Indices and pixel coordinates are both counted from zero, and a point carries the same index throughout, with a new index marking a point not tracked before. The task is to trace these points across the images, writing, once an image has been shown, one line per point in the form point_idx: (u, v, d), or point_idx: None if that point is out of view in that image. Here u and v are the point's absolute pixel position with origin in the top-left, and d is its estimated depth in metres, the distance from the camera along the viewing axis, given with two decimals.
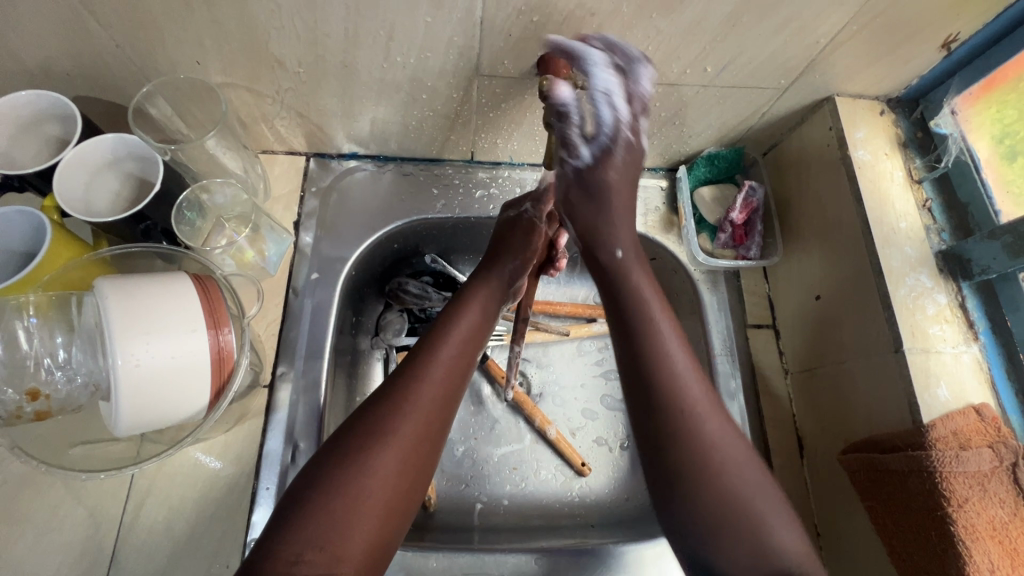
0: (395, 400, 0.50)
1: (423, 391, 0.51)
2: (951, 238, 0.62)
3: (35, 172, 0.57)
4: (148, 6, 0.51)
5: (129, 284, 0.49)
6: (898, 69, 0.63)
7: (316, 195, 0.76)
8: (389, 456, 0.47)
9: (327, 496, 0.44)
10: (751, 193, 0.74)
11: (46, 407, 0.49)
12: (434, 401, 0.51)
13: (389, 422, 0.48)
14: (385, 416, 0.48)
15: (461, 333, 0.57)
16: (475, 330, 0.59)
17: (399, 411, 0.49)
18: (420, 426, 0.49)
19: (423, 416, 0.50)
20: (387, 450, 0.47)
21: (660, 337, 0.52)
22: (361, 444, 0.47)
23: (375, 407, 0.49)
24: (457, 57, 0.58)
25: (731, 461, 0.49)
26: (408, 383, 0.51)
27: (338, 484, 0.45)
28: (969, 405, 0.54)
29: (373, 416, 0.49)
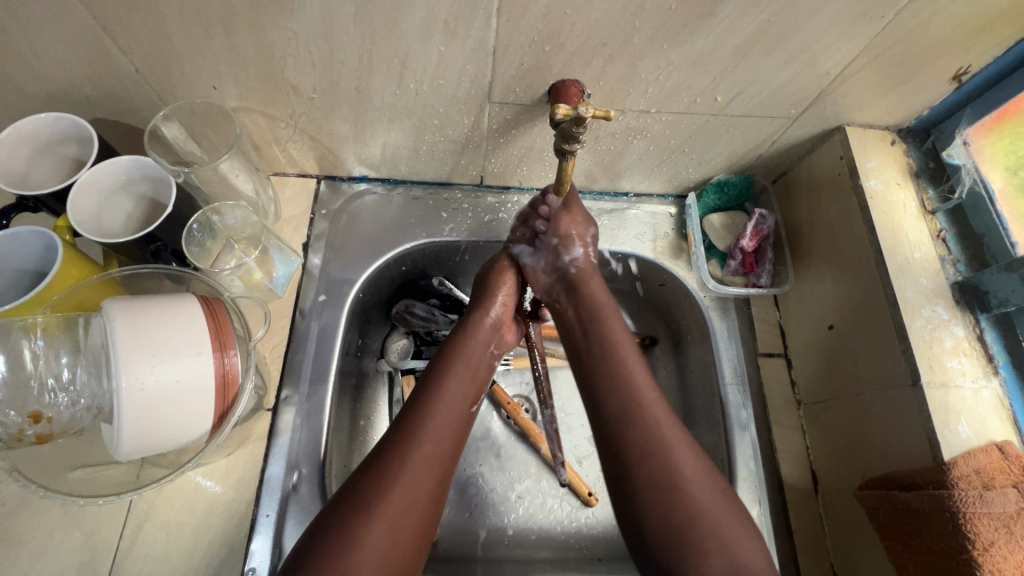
0: (384, 465, 0.49)
1: (413, 456, 0.51)
2: (967, 269, 0.61)
3: (51, 194, 0.57)
4: (169, 32, 0.52)
5: (137, 306, 0.48)
6: (908, 99, 0.63)
7: (326, 218, 0.76)
8: (378, 527, 0.46)
9: (318, 570, 0.44)
10: (762, 220, 0.74)
11: (48, 429, 0.48)
12: (425, 463, 0.51)
13: (381, 490, 0.48)
14: (374, 489, 0.48)
15: (452, 392, 0.57)
16: (467, 387, 0.58)
17: (387, 478, 0.49)
18: (410, 492, 0.49)
19: (414, 483, 0.49)
20: (380, 518, 0.47)
21: (625, 368, 0.56)
22: (352, 516, 0.46)
23: (364, 478, 0.49)
24: (469, 85, 0.59)
25: (698, 497, 0.49)
26: (396, 451, 0.51)
27: (332, 555, 0.44)
28: (991, 442, 0.52)
29: (361, 486, 0.48)
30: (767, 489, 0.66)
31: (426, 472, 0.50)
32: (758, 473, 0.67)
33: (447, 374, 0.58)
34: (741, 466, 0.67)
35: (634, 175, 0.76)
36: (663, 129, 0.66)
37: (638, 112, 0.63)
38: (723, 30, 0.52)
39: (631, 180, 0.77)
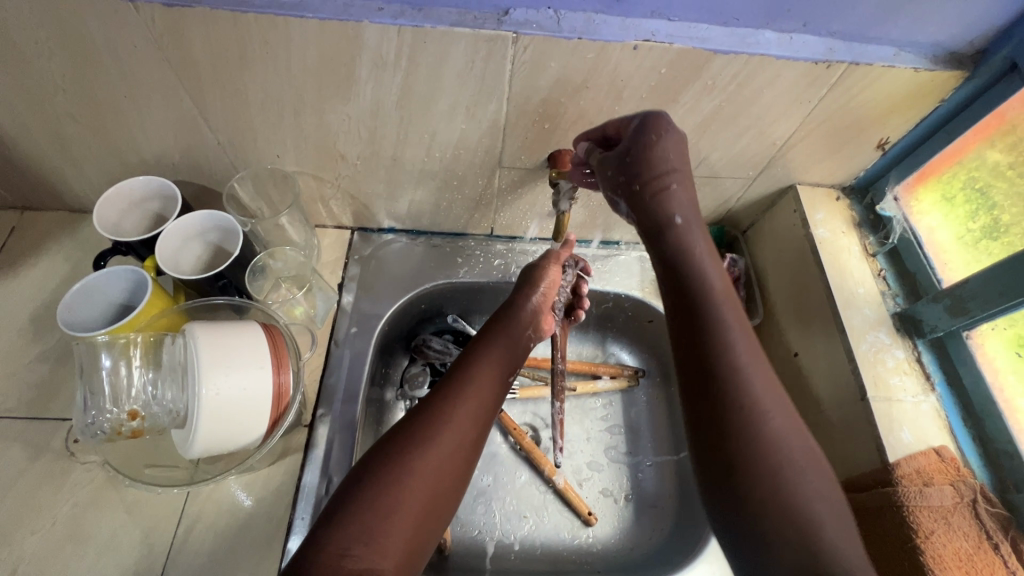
0: (435, 412, 0.58)
1: (461, 405, 0.59)
2: (905, 301, 0.73)
3: (141, 241, 0.70)
4: (250, 116, 0.67)
5: (214, 328, 0.59)
6: (846, 164, 0.77)
7: (358, 262, 0.89)
8: (429, 461, 0.54)
9: (373, 494, 0.51)
10: (734, 264, 0.87)
11: (141, 425, 0.58)
12: (469, 413, 0.59)
13: (433, 432, 0.56)
14: (427, 428, 0.56)
15: (493, 358, 0.66)
16: (507, 357, 0.67)
17: (440, 421, 0.57)
18: (457, 435, 0.57)
19: (459, 427, 0.57)
20: (430, 454, 0.54)
21: (728, 339, 0.52)
22: (406, 452, 0.54)
23: (419, 419, 0.57)
24: (483, 153, 0.73)
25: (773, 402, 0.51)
26: (446, 399, 0.59)
27: (387, 482, 0.52)
28: (930, 446, 0.61)
29: (416, 428, 0.56)
30: None
31: (469, 421, 0.58)
32: None
33: (490, 344, 0.68)
34: None
35: (622, 226, 0.89)
36: None
37: None
38: (685, 112, 0.66)
39: (621, 231, 0.90)
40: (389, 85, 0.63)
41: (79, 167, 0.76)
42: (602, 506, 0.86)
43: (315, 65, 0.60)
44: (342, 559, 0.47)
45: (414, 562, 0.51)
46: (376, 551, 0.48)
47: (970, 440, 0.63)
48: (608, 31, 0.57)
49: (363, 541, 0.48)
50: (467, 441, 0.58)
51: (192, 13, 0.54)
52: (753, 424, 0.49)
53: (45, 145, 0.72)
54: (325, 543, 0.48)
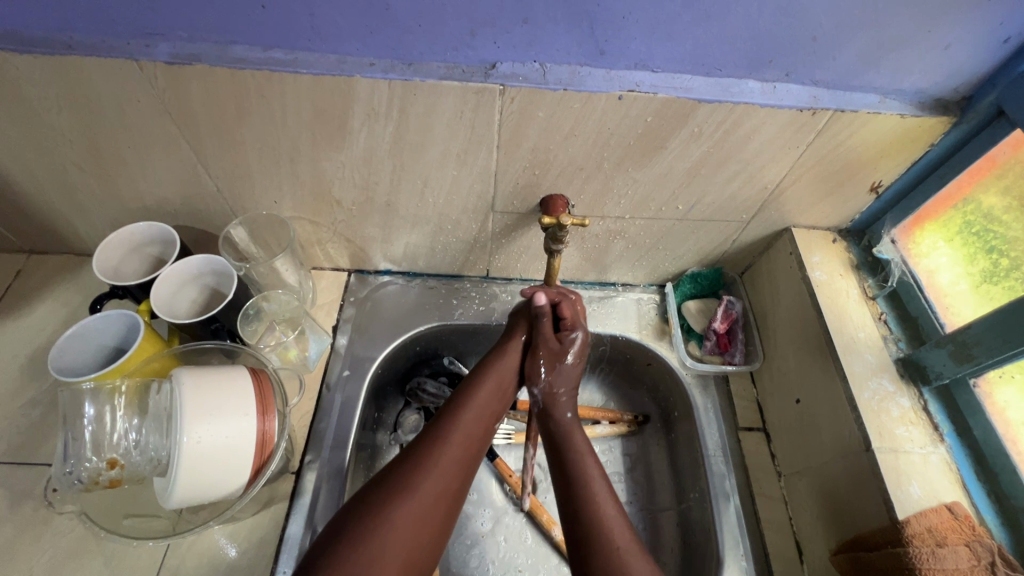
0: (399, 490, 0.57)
1: (424, 481, 0.58)
2: (908, 346, 0.71)
3: (138, 285, 0.71)
4: (248, 163, 0.69)
5: (201, 374, 0.59)
6: (840, 206, 0.76)
7: (354, 304, 0.89)
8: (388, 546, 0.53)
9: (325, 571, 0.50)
10: (731, 306, 0.86)
11: (119, 475, 0.57)
12: (431, 491, 0.58)
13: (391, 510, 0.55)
14: (411, 475, 0.58)
15: (459, 430, 0.65)
16: (474, 428, 0.66)
17: (402, 497, 0.56)
18: (417, 515, 0.56)
19: (421, 507, 0.57)
20: (392, 536, 0.54)
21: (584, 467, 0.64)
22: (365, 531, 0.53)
23: (403, 467, 0.60)
24: (476, 199, 0.74)
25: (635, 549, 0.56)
26: (430, 447, 0.62)
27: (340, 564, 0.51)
28: (941, 502, 0.58)
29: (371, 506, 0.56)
30: (754, 561, 0.70)
31: (430, 506, 0.58)
32: (744, 542, 0.71)
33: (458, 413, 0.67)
34: (727, 536, 0.71)
35: (618, 268, 0.89)
36: (638, 230, 0.80)
37: (615, 218, 0.77)
38: (674, 157, 0.67)
39: (617, 273, 0.90)
40: (382, 134, 0.64)
41: (85, 213, 0.78)
42: None
43: (309, 117, 0.62)
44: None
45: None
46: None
47: (984, 495, 0.60)
48: (593, 82, 0.59)
49: None
50: (430, 522, 0.57)
51: (191, 70, 0.57)
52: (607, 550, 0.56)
53: (53, 192, 0.74)
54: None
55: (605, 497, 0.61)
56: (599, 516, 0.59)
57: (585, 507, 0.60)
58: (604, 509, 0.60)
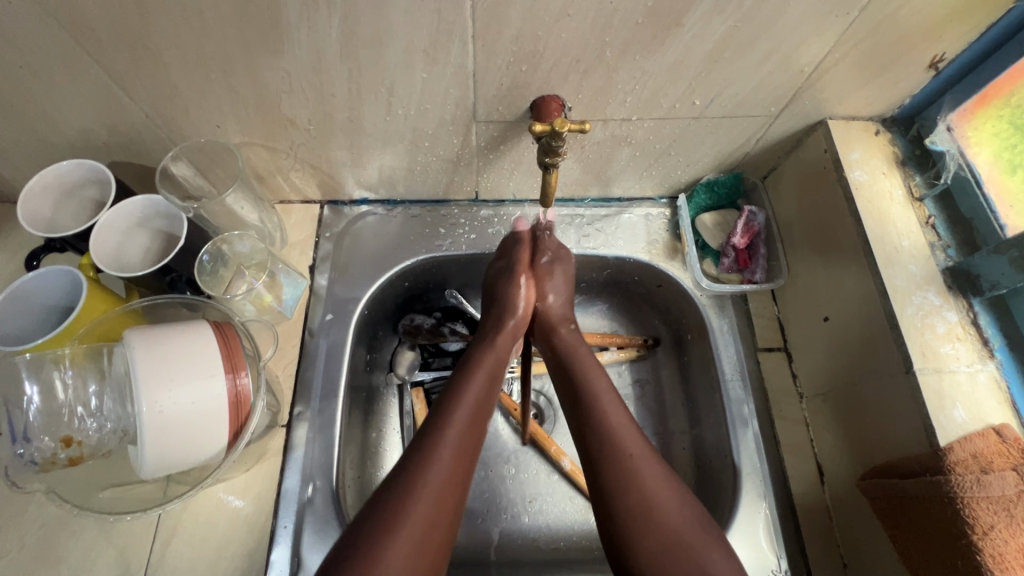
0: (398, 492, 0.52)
1: (426, 480, 0.53)
2: (959, 254, 0.62)
3: (76, 235, 0.62)
4: (173, 80, 0.57)
5: (155, 333, 0.52)
6: (888, 89, 0.64)
7: (330, 240, 0.80)
8: (408, 533, 0.50)
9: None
10: (752, 217, 0.76)
11: (79, 452, 0.53)
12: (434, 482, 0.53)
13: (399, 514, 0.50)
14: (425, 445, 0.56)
15: (466, 403, 0.60)
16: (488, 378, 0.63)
17: (411, 495, 0.52)
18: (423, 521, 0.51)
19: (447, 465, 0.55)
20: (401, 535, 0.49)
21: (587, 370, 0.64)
22: (376, 534, 0.49)
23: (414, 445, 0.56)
24: (454, 106, 0.62)
25: (643, 450, 0.57)
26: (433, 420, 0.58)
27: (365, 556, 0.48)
28: (988, 425, 0.53)
29: (395, 491, 0.52)
30: (772, 485, 0.67)
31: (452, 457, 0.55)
32: (762, 468, 0.68)
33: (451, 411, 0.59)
34: (744, 463, 0.68)
35: (623, 181, 0.78)
36: (647, 135, 0.68)
37: (620, 121, 0.65)
38: (693, 38, 0.54)
39: (623, 186, 0.79)
40: (327, 29, 0.52)
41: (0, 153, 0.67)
42: None
43: (231, 12, 0.49)
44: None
45: None
46: None
47: None
48: None
49: None
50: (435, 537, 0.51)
51: None
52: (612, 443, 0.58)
53: None
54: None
55: (651, 475, 0.56)
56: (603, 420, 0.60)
57: (604, 460, 0.57)
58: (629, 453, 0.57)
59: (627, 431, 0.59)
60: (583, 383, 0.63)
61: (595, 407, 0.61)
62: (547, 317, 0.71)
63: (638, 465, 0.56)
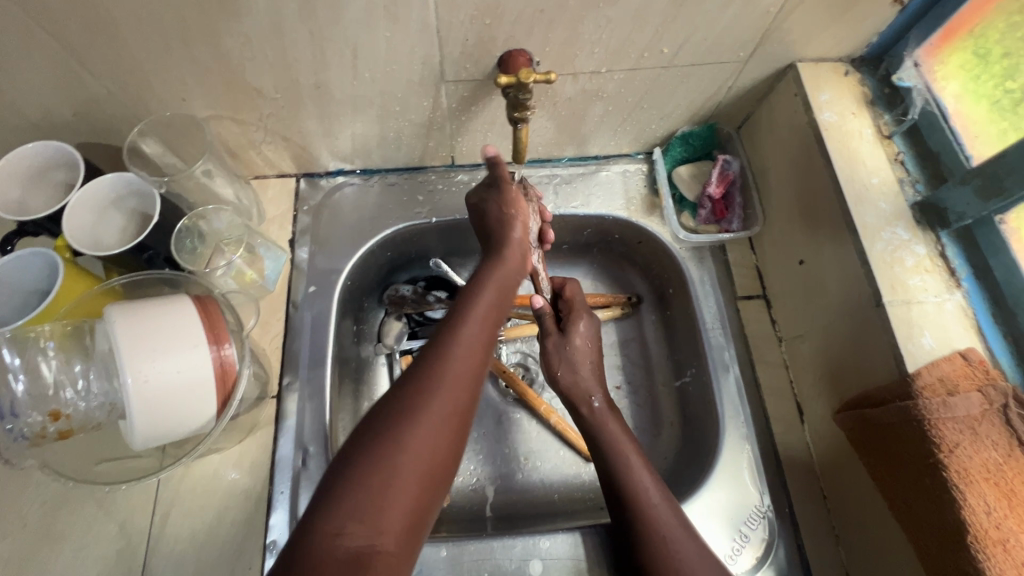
0: (416, 398, 0.50)
1: (450, 366, 0.53)
2: (927, 188, 0.63)
3: (48, 217, 0.61)
4: (132, 52, 0.56)
5: (135, 307, 0.53)
6: (856, 27, 0.63)
7: (309, 213, 0.80)
8: (435, 411, 0.50)
9: (367, 467, 0.46)
10: (727, 166, 0.77)
11: (68, 425, 0.54)
12: (449, 391, 0.51)
13: (420, 405, 0.49)
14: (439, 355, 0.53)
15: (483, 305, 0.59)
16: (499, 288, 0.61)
17: (430, 387, 0.51)
18: (424, 439, 0.48)
19: (466, 359, 0.54)
20: (428, 421, 0.49)
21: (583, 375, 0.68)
22: (401, 421, 0.48)
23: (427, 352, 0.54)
24: (421, 67, 0.61)
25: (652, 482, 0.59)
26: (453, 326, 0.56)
27: (408, 415, 0.49)
28: (955, 350, 0.54)
29: (413, 392, 0.50)
30: (753, 425, 0.70)
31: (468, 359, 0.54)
32: (744, 411, 0.70)
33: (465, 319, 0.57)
34: (726, 407, 0.70)
35: (599, 138, 0.78)
36: (617, 87, 0.68)
37: (590, 74, 0.65)
38: None
39: (599, 143, 0.79)
40: None
41: None
42: None
43: None
44: (337, 538, 0.42)
45: (416, 538, 0.46)
46: (373, 528, 0.44)
47: (1001, 338, 0.56)
48: None
49: (358, 518, 0.43)
50: (456, 426, 0.50)
51: None
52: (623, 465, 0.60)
53: None
54: (318, 519, 0.43)
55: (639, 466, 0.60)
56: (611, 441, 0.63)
57: (625, 493, 0.59)
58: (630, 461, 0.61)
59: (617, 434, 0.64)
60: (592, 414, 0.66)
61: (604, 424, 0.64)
62: (575, 387, 0.68)
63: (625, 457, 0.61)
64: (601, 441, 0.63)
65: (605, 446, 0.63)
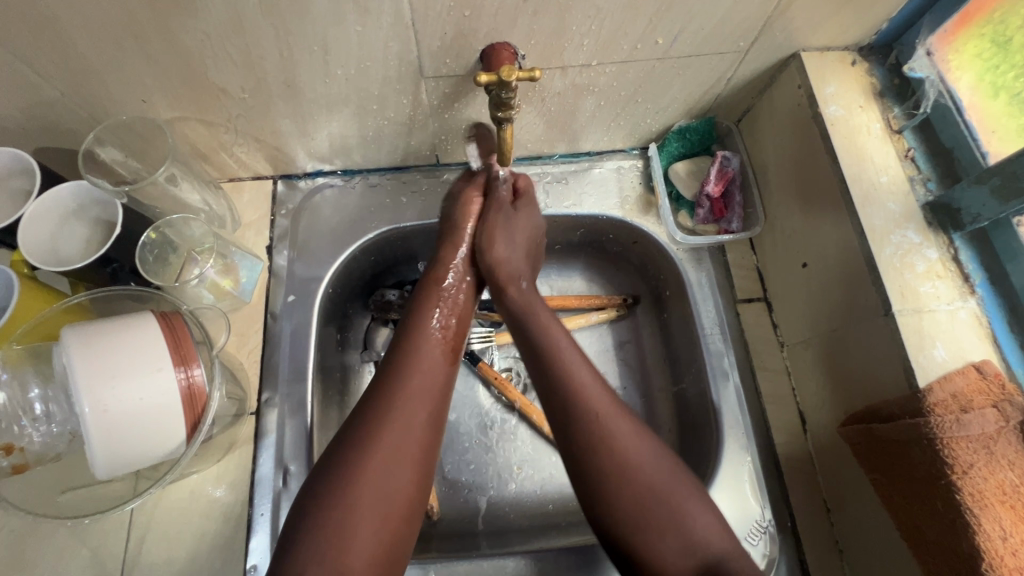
0: (364, 438, 0.51)
1: (399, 402, 0.54)
2: (939, 186, 0.59)
3: (3, 229, 0.57)
4: (82, 52, 0.52)
5: (94, 330, 0.49)
6: (864, 14, 0.59)
7: (287, 217, 0.76)
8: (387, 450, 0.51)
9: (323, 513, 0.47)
10: (726, 163, 0.73)
11: (22, 459, 0.52)
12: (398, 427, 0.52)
13: (369, 442, 0.51)
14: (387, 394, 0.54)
15: (433, 325, 0.61)
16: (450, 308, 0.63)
17: (380, 425, 0.52)
18: (376, 482, 0.49)
19: (415, 392, 0.55)
20: (376, 461, 0.50)
21: (551, 337, 0.59)
22: (353, 460, 0.50)
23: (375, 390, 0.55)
24: (398, 63, 0.57)
25: (615, 410, 0.55)
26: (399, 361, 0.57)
27: (355, 454, 0.50)
28: (969, 362, 0.51)
29: (362, 428, 0.52)
30: (753, 434, 0.67)
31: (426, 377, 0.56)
32: (745, 420, 0.67)
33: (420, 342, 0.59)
34: (726, 416, 0.67)
35: (591, 134, 0.74)
36: (609, 81, 0.64)
37: (579, 68, 0.61)
38: None
39: (591, 139, 0.75)
40: None
41: None
42: None
43: None
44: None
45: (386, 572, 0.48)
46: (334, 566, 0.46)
47: (1017, 348, 0.53)
48: None
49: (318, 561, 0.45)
50: (410, 458, 0.52)
51: None
52: (594, 423, 0.54)
53: None
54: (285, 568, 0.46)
55: (627, 431, 0.54)
56: (580, 397, 0.55)
57: (596, 451, 0.53)
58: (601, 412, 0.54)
59: (594, 389, 0.56)
60: (557, 364, 0.58)
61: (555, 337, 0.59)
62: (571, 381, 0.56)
63: (605, 417, 0.54)
64: (563, 391, 0.56)
65: (567, 394, 0.56)
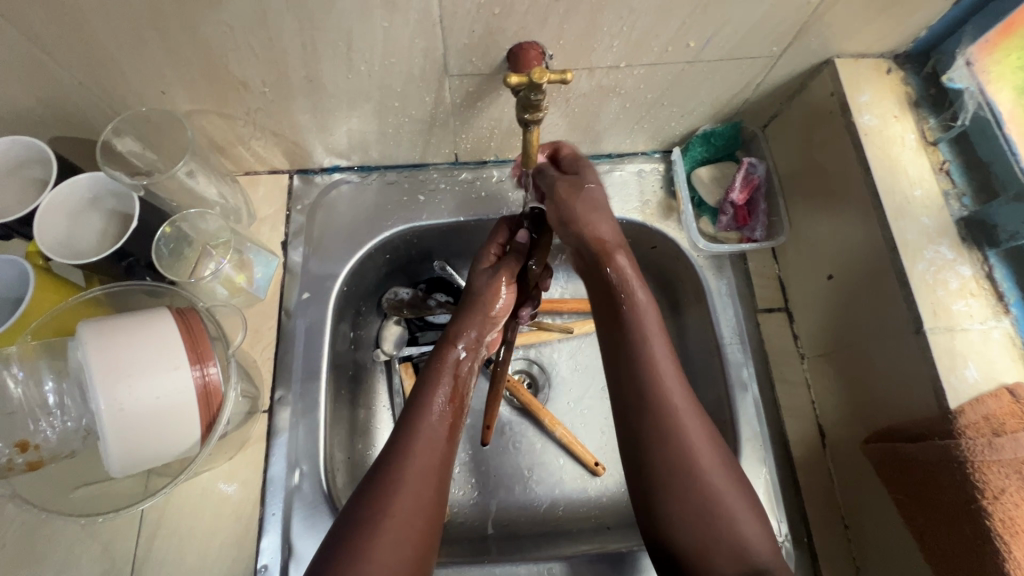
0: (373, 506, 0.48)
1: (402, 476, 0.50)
2: (973, 202, 0.58)
3: (19, 220, 0.56)
4: (101, 42, 0.51)
5: (111, 326, 0.49)
6: (903, 21, 0.57)
7: (302, 213, 0.75)
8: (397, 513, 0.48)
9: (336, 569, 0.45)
10: (751, 169, 0.72)
11: (38, 456, 0.51)
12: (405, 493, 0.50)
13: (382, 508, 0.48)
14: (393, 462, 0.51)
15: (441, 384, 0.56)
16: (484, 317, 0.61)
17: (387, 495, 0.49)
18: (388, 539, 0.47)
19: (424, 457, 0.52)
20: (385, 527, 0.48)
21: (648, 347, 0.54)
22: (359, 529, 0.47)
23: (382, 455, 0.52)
24: (423, 60, 0.56)
25: (689, 406, 0.53)
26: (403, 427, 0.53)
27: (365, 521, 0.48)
28: (1001, 385, 0.50)
29: (372, 490, 0.50)
30: (771, 446, 0.66)
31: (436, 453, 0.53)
32: (762, 433, 0.66)
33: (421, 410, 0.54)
34: (744, 428, 0.66)
35: (614, 136, 0.73)
36: (636, 83, 0.62)
37: (607, 69, 0.59)
38: None
39: (613, 141, 0.73)
40: None
41: None
42: (607, 454, 0.79)
43: None
44: None
45: None
46: None
47: None
48: None
49: None
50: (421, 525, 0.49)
51: None
52: (676, 430, 0.51)
53: None
54: None
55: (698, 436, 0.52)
56: (659, 394, 0.53)
57: (676, 455, 0.51)
58: (675, 404, 0.52)
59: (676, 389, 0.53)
60: (638, 348, 0.55)
61: (639, 347, 0.55)
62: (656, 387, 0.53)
63: (680, 416, 0.52)
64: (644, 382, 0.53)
65: (648, 389, 0.53)
